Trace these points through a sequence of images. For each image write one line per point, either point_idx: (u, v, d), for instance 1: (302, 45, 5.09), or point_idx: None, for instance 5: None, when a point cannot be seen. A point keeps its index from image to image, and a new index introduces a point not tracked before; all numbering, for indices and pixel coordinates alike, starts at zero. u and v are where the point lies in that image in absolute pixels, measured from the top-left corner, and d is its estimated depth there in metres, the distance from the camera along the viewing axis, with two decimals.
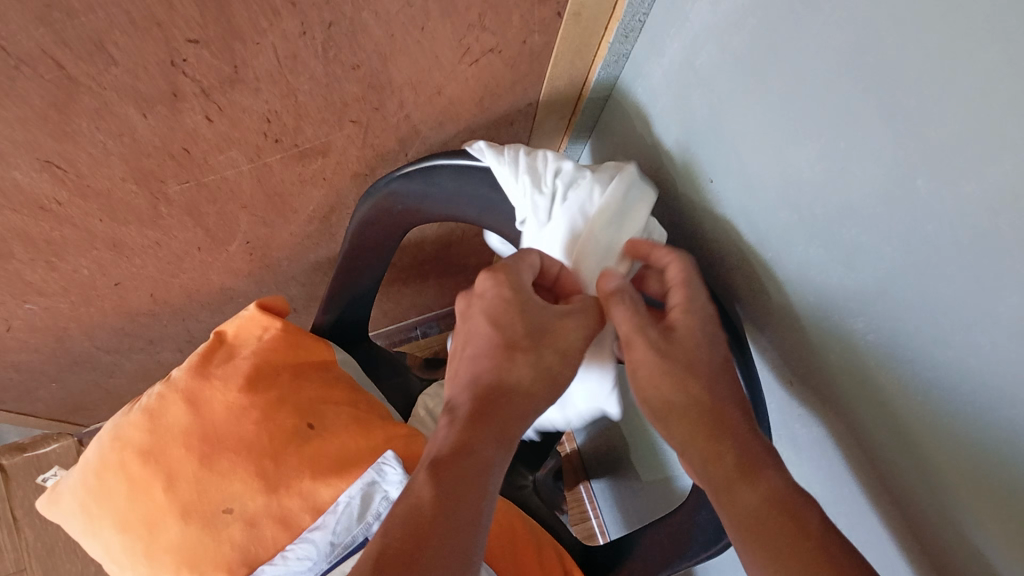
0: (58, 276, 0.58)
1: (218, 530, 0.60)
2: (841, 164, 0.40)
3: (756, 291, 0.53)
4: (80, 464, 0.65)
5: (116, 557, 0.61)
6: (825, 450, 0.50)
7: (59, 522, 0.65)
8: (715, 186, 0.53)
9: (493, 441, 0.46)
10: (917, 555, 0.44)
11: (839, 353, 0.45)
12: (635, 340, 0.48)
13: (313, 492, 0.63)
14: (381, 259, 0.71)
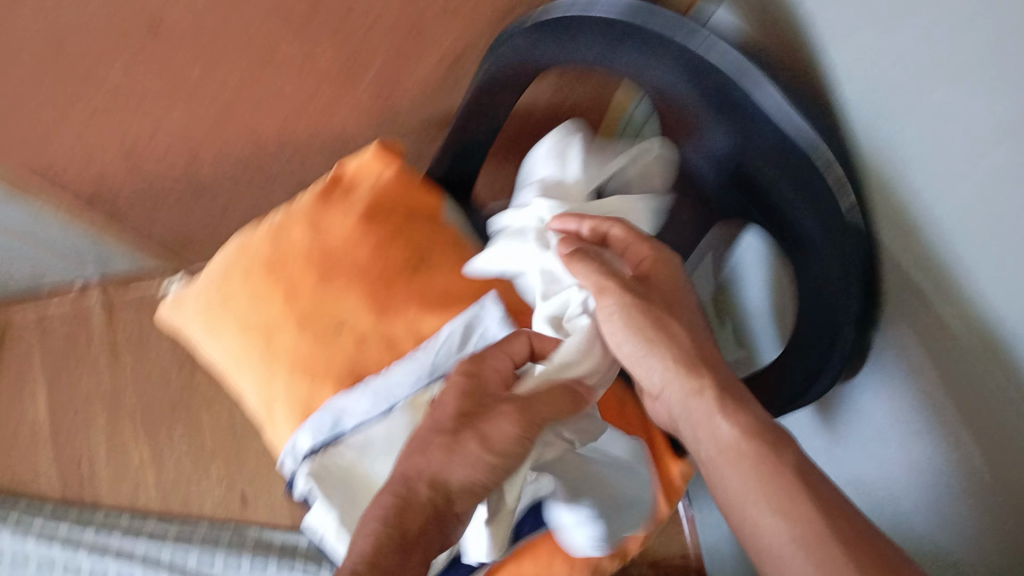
0: (215, 75, 0.64)
1: (333, 338, 0.66)
2: (940, 27, 0.40)
3: (842, 183, 0.53)
4: (204, 272, 0.70)
5: (235, 355, 0.68)
6: (899, 340, 0.52)
7: (179, 325, 0.71)
8: (816, 60, 0.53)
9: (402, 554, 0.46)
10: (972, 434, 0.45)
11: (924, 232, 0.46)
12: (609, 283, 0.55)
13: (417, 321, 0.67)
14: (500, 109, 0.73)
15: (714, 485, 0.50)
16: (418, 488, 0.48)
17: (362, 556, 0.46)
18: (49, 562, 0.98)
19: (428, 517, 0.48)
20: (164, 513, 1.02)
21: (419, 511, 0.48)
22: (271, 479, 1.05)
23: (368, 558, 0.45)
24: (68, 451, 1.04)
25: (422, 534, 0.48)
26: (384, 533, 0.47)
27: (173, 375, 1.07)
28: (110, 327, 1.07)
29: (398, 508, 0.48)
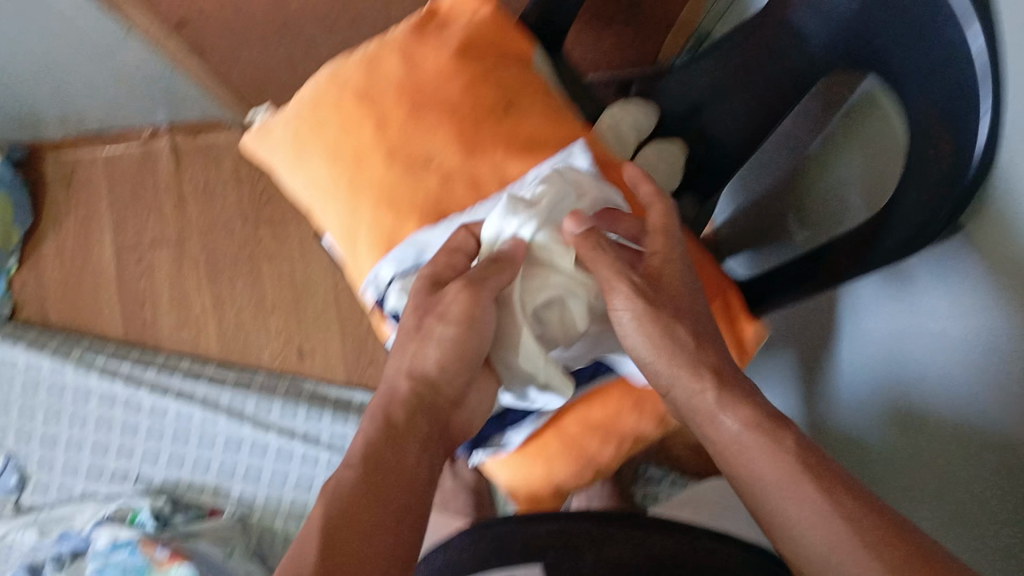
0: None
1: (418, 173, 0.66)
2: None
3: (954, 117, 0.50)
4: (291, 104, 0.70)
5: (320, 185, 0.69)
6: (999, 305, 0.51)
7: (263, 155, 0.72)
8: None
9: (398, 450, 0.50)
10: None
11: None
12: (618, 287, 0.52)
13: (503, 164, 0.66)
14: None
15: (724, 463, 0.48)
16: (407, 383, 0.53)
17: (357, 455, 0.50)
18: (110, 399, 1.04)
19: (414, 408, 0.52)
20: (223, 361, 1.08)
21: (405, 401, 0.53)
22: (326, 337, 1.07)
23: (365, 456, 0.49)
24: (131, 292, 1.09)
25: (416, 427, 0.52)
26: (377, 429, 0.51)
27: (238, 224, 1.08)
28: (178, 164, 1.10)
29: (402, 405, 0.52)
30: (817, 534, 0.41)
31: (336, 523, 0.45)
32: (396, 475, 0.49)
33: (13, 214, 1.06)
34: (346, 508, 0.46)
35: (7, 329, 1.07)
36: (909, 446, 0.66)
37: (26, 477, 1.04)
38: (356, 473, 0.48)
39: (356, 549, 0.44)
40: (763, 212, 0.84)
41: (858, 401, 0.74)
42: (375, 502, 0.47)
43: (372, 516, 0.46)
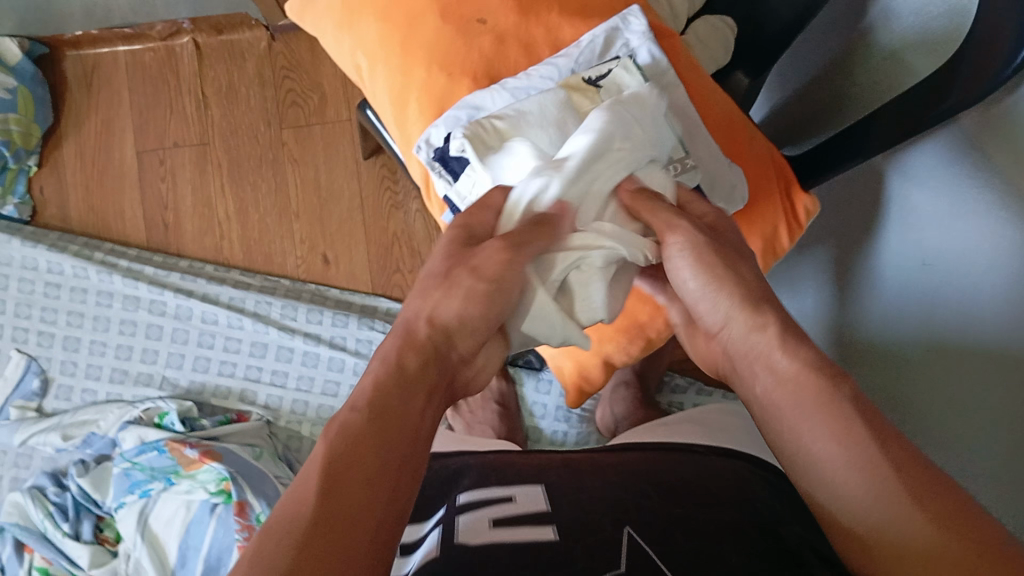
0: None
1: (470, 34, 0.65)
2: None
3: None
4: None
5: (371, 46, 0.68)
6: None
7: (312, 20, 0.72)
8: None
9: (406, 394, 0.42)
10: None
11: None
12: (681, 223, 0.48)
13: (557, 29, 0.65)
14: None
15: (767, 419, 0.44)
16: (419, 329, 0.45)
17: (360, 398, 0.41)
18: (134, 300, 1.03)
19: (428, 354, 0.44)
20: (246, 269, 1.07)
21: (418, 347, 0.44)
22: (351, 244, 1.07)
23: (371, 400, 0.41)
24: (153, 195, 1.10)
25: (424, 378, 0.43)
26: (383, 374, 0.42)
27: (262, 127, 1.09)
28: (201, 63, 1.11)
29: (411, 351, 0.44)
30: (843, 482, 0.38)
31: (332, 458, 0.38)
32: (402, 428, 0.41)
33: (34, 111, 1.07)
34: (346, 445, 0.38)
35: (29, 232, 1.07)
36: (927, 352, 0.66)
37: (49, 382, 1.02)
38: (362, 416, 0.40)
39: (353, 511, 0.36)
40: (809, 97, 0.82)
41: (890, 288, 0.73)
42: (379, 448, 0.39)
43: (364, 461, 0.38)
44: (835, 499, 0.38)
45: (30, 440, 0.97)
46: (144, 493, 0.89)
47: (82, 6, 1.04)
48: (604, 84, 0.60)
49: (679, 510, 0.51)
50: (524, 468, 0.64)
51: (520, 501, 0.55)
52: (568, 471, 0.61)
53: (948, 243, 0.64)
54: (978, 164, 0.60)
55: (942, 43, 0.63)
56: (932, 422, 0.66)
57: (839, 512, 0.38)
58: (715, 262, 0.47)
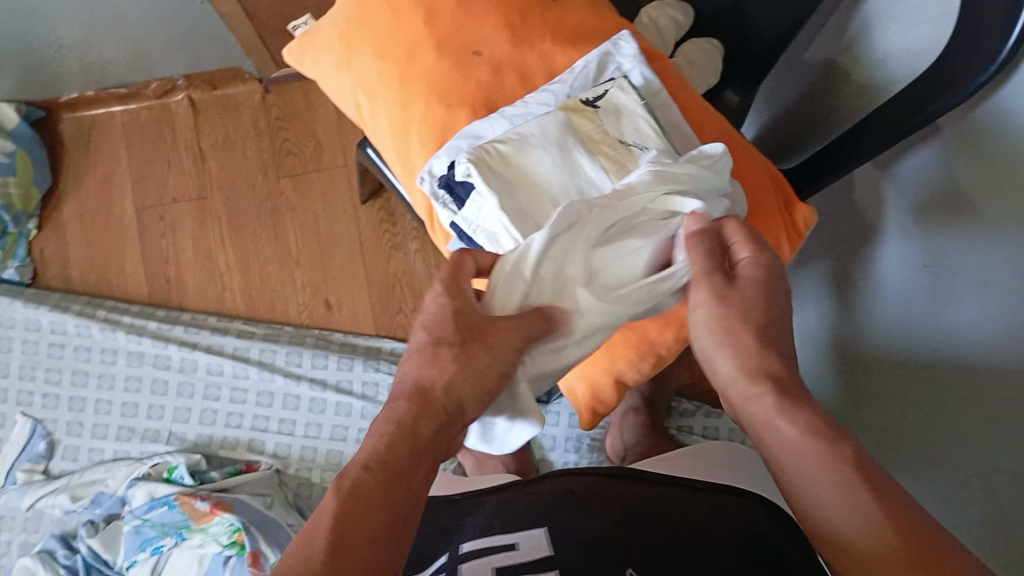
0: None
1: (468, 66, 0.66)
2: None
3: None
4: (337, 10, 0.72)
5: (371, 82, 0.69)
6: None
7: (312, 61, 0.74)
8: None
9: (415, 459, 0.44)
10: None
11: None
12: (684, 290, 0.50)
13: (552, 56, 0.67)
14: None
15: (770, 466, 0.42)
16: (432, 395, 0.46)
17: (373, 456, 0.43)
18: (139, 356, 1.03)
19: (439, 418, 0.45)
20: (250, 318, 1.07)
21: (434, 414, 0.45)
22: (353, 288, 1.07)
23: (382, 459, 0.43)
24: (154, 250, 1.11)
25: (432, 442, 0.45)
26: (396, 431, 0.44)
27: (259, 177, 1.11)
28: (197, 119, 1.14)
29: (426, 421, 0.45)
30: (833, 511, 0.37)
31: (344, 517, 0.40)
32: (404, 491, 0.43)
33: (33, 173, 1.08)
34: (359, 507, 0.40)
35: (32, 292, 1.07)
36: (941, 356, 0.64)
37: (55, 444, 1.01)
38: (373, 478, 0.42)
39: (381, 517, 0.41)
40: (799, 115, 0.84)
41: (898, 293, 0.72)
42: (378, 508, 0.41)
43: (379, 495, 0.41)
44: (830, 528, 0.37)
45: (38, 503, 0.96)
46: (155, 549, 0.87)
47: (79, 69, 1.06)
48: (601, 104, 0.61)
49: (668, 552, 0.52)
50: (524, 505, 0.61)
51: (524, 549, 0.53)
52: (573, 502, 0.59)
53: (959, 243, 0.62)
54: (978, 164, 0.60)
55: (921, 53, 0.65)
56: (941, 425, 0.65)
57: (837, 537, 0.37)
58: (725, 328, 0.46)
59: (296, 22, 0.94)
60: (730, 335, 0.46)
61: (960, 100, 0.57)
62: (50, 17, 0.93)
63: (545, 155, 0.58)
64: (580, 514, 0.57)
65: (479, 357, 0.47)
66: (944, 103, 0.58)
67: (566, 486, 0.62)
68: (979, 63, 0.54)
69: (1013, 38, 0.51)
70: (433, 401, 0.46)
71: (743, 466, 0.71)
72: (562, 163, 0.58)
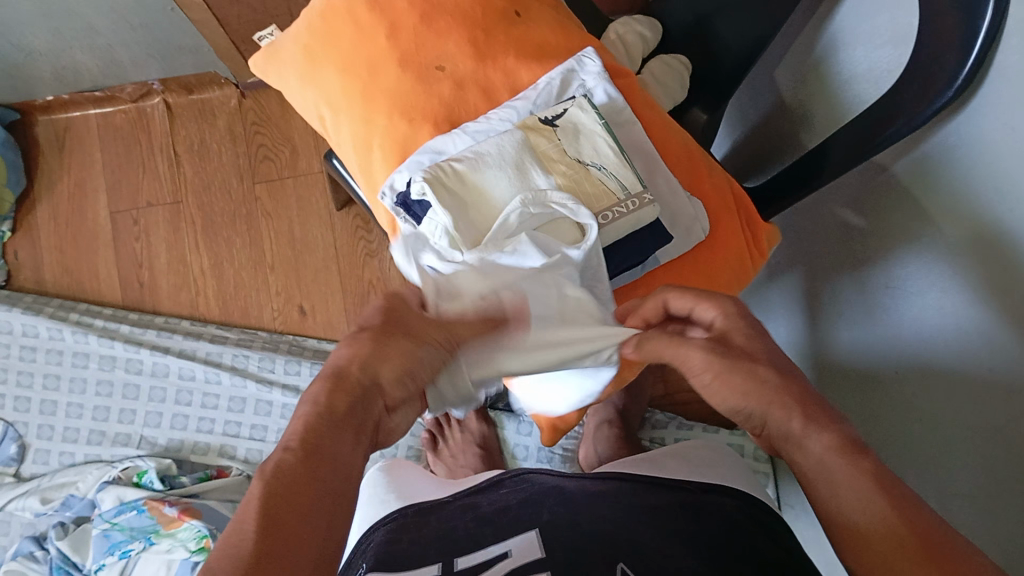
0: None
1: (431, 80, 0.66)
2: None
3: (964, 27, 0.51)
4: (299, 23, 0.72)
5: (333, 95, 0.70)
6: (991, 240, 0.54)
7: (276, 73, 0.75)
8: None
9: (338, 432, 0.42)
10: None
11: None
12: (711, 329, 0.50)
13: (515, 73, 0.67)
14: None
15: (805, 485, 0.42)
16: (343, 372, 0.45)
17: (295, 435, 0.41)
18: (110, 360, 1.03)
19: (352, 394, 0.44)
20: (224, 322, 1.07)
21: (348, 393, 0.44)
22: (327, 294, 1.07)
23: (304, 437, 0.41)
24: (128, 254, 1.12)
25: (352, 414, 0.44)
26: (313, 410, 0.43)
27: (234, 183, 1.12)
28: (173, 123, 1.14)
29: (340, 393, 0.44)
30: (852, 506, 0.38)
31: (276, 499, 0.38)
32: (334, 466, 0.41)
33: (6, 175, 1.09)
34: (285, 490, 0.38)
35: (5, 295, 1.07)
36: (907, 373, 0.65)
37: (26, 447, 1.01)
38: (297, 455, 0.40)
39: (316, 495, 0.39)
40: (770, 130, 0.84)
41: (865, 308, 0.72)
42: (310, 485, 0.39)
43: (308, 477, 0.39)
44: (851, 524, 0.38)
45: (8, 506, 0.96)
46: (123, 553, 0.86)
47: (53, 74, 1.06)
48: (560, 123, 0.61)
49: (653, 549, 0.48)
50: (512, 508, 0.57)
51: (515, 556, 0.49)
52: (561, 503, 0.56)
53: (905, 260, 0.65)
54: (932, 197, 0.61)
55: (882, 74, 0.65)
56: (908, 445, 0.65)
57: (857, 532, 0.38)
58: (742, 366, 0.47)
59: (263, 31, 0.94)
60: (727, 384, 0.46)
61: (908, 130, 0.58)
62: (22, 22, 0.94)
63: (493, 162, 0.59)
64: (566, 513, 0.54)
65: (398, 340, 0.47)
66: (898, 134, 0.58)
67: (558, 483, 0.60)
68: (934, 89, 0.55)
69: (967, 66, 0.52)
70: (344, 388, 0.44)
71: (729, 463, 0.67)
72: (505, 177, 0.58)
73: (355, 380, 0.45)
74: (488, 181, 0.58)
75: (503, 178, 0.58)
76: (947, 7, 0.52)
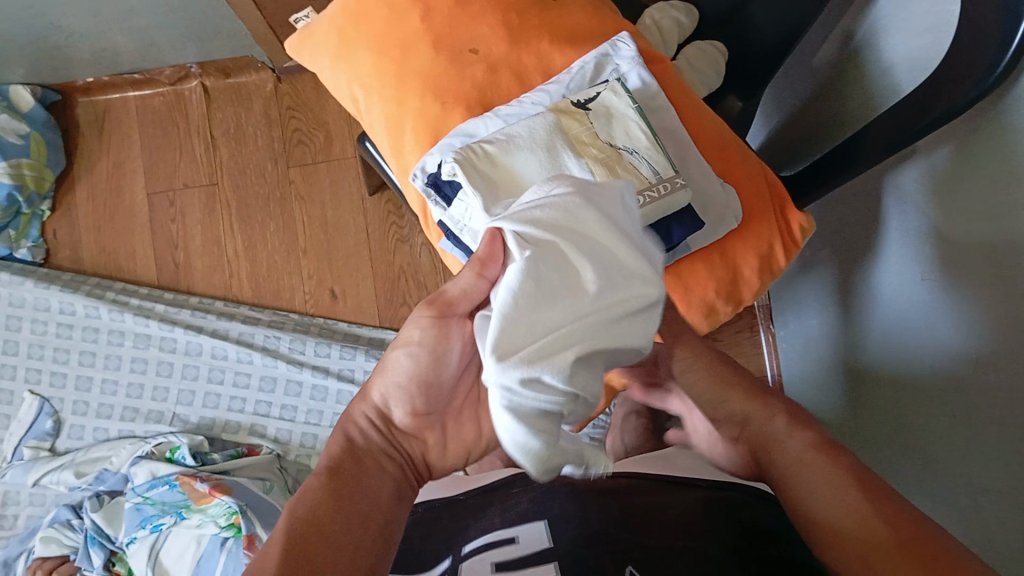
0: None
1: (464, 63, 0.66)
2: None
3: (1006, 13, 0.50)
4: (334, 4, 0.73)
5: (365, 76, 0.70)
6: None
7: (309, 54, 0.75)
8: None
9: (360, 464, 0.47)
10: None
11: None
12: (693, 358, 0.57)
13: (549, 57, 0.67)
14: None
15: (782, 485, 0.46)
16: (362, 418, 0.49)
17: (323, 471, 0.46)
18: (145, 339, 1.05)
19: (371, 431, 0.48)
20: (256, 304, 1.08)
21: (365, 437, 0.48)
22: (358, 279, 1.08)
23: (328, 472, 0.46)
24: (164, 235, 1.13)
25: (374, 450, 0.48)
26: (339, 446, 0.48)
27: (269, 167, 1.13)
28: (210, 106, 1.15)
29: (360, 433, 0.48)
30: (830, 503, 0.42)
31: (304, 523, 0.42)
32: (360, 493, 0.45)
33: (47, 156, 1.10)
34: (312, 514, 0.43)
35: (43, 273, 1.09)
36: (937, 368, 0.63)
37: (61, 422, 1.03)
38: (322, 485, 0.45)
39: (346, 524, 0.43)
40: (806, 119, 0.83)
41: (897, 303, 0.71)
42: (338, 507, 0.44)
43: (335, 504, 0.44)
44: (827, 518, 0.41)
45: (43, 478, 0.97)
46: (155, 527, 0.88)
47: (93, 56, 1.08)
48: (593, 106, 0.61)
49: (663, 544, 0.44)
50: (523, 499, 0.55)
51: (522, 543, 0.48)
52: (569, 497, 0.52)
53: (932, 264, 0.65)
54: (970, 193, 0.59)
55: (922, 62, 0.64)
56: (934, 440, 0.64)
57: (831, 525, 0.41)
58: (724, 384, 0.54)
59: (299, 14, 0.94)
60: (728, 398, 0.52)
61: (946, 118, 0.56)
62: (63, 4, 0.95)
63: (525, 145, 0.59)
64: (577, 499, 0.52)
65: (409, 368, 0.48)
66: (936, 122, 0.57)
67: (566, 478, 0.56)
68: (974, 75, 0.54)
69: (1010, 51, 0.51)
70: (364, 432, 0.48)
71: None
72: (535, 158, 0.58)
73: (375, 420, 0.49)
74: (519, 163, 0.58)
75: (533, 161, 0.58)
76: None
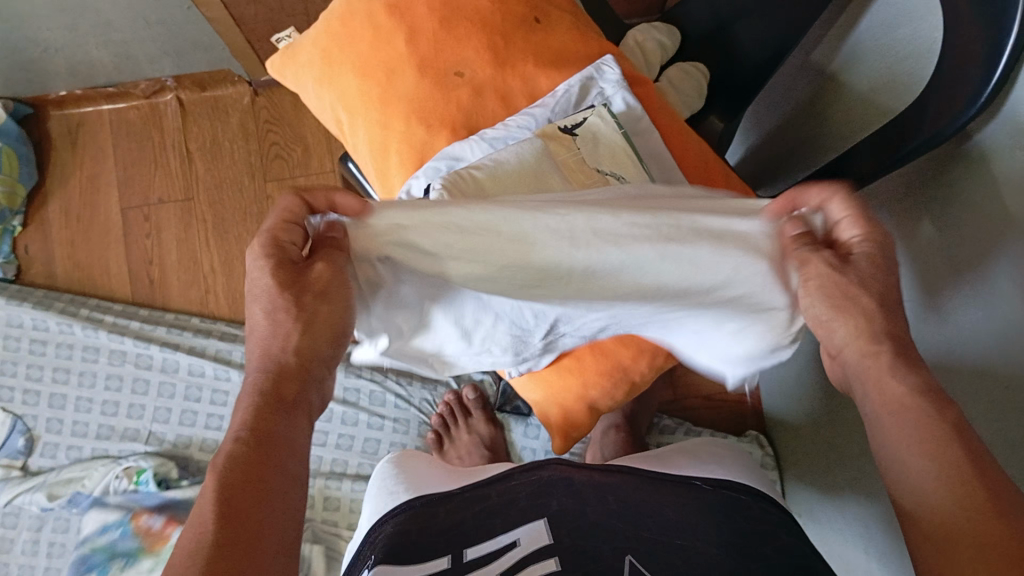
0: None
1: (449, 85, 0.66)
2: None
3: (987, 49, 0.51)
4: (317, 24, 0.72)
5: (350, 98, 0.69)
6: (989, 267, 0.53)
7: (293, 74, 0.74)
8: None
9: (290, 417, 0.44)
10: None
11: None
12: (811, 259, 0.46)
13: (534, 80, 0.67)
14: None
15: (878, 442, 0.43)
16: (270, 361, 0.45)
17: (244, 425, 0.43)
18: (120, 355, 1.03)
19: (289, 376, 0.45)
20: (233, 320, 1.07)
21: (292, 376, 0.45)
22: None
23: (252, 425, 0.42)
24: (138, 250, 1.12)
25: (297, 395, 0.45)
26: (260, 399, 0.44)
27: (246, 180, 1.12)
28: (187, 120, 1.14)
29: (274, 377, 0.44)
30: (918, 480, 0.39)
31: (229, 491, 0.40)
32: (289, 451, 0.43)
33: (19, 170, 1.09)
34: (237, 475, 0.40)
35: (15, 289, 1.07)
36: None
37: (35, 440, 1.01)
38: (247, 445, 0.41)
39: (269, 508, 0.40)
40: (786, 138, 0.84)
41: None
42: (269, 470, 0.41)
43: (264, 456, 0.41)
44: (918, 497, 0.39)
45: (16, 499, 0.95)
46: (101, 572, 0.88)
47: (66, 70, 1.06)
48: (580, 131, 0.61)
49: (664, 542, 0.49)
50: (520, 500, 0.56)
51: (524, 543, 0.49)
52: (568, 493, 0.55)
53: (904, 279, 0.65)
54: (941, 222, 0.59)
55: (903, 89, 0.64)
56: None
57: (923, 511, 0.38)
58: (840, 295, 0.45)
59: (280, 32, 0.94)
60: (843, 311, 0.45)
61: (926, 146, 0.57)
62: (36, 19, 0.94)
63: (515, 170, 0.58)
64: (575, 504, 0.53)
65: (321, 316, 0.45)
66: (915, 149, 0.58)
67: (563, 474, 0.59)
68: (954, 108, 0.53)
69: (990, 84, 0.50)
70: (286, 373, 0.45)
71: (732, 461, 0.66)
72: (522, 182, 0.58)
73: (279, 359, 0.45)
74: (507, 185, 0.58)
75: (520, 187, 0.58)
76: (971, 20, 0.52)
